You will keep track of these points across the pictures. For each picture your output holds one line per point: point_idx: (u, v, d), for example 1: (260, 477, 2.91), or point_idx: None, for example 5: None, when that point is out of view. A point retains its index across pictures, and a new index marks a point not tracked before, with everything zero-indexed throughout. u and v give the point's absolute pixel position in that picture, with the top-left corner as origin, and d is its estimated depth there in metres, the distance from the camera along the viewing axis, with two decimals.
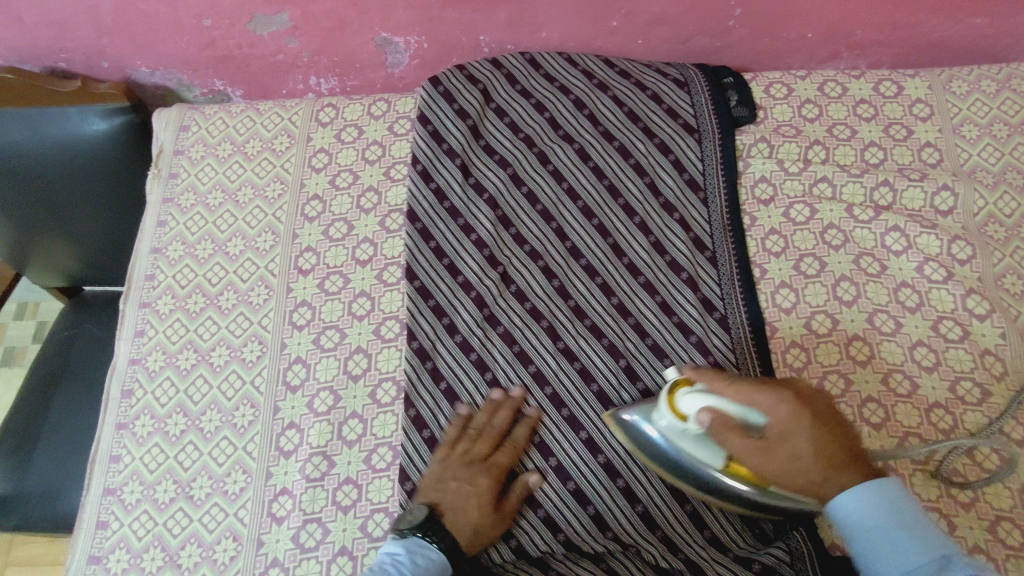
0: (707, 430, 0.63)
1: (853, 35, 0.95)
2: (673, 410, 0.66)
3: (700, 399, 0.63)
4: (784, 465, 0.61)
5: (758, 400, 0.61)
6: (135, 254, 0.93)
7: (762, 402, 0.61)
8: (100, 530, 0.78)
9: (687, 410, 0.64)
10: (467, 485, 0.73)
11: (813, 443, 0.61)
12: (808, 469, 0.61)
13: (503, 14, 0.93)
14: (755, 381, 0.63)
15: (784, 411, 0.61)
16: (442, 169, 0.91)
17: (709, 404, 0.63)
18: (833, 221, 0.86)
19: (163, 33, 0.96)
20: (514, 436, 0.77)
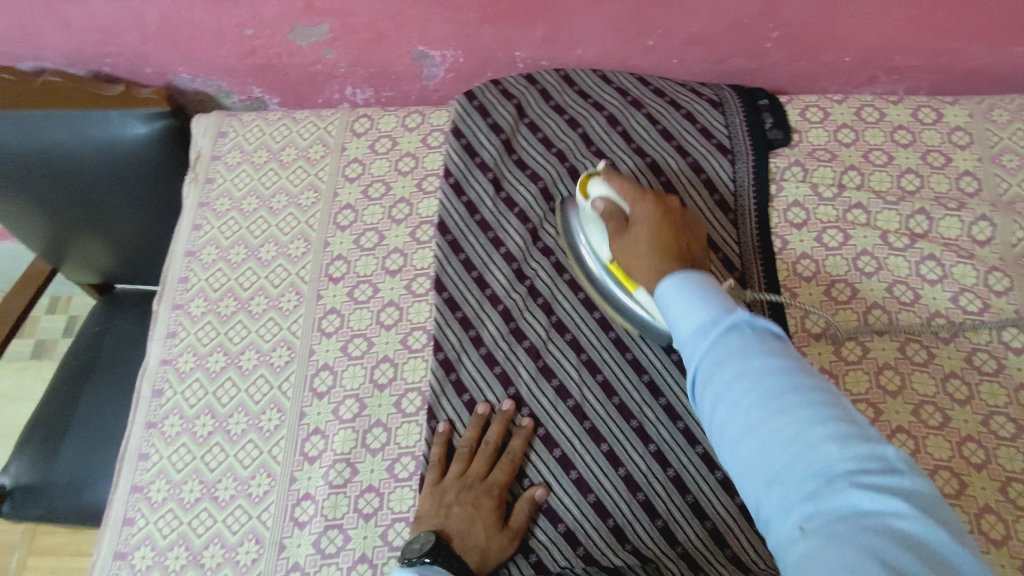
0: (602, 205, 0.76)
1: (891, 60, 0.95)
2: (581, 188, 0.80)
3: (602, 185, 0.76)
4: (629, 249, 0.72)
5: (632, 195, 0.74)
6: (170, 256, 0.94)
7: (632, 198, 0.73)
8: (126, 526, 0.79)
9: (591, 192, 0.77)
10: (467, 508, 0.73)
11: (654, 242, 0.69)
12: (646, 263, 0.69)
13: (539, 30, 0.94)
14: (637, 188, 0.74)
15: (646, 206, 0.72)
16: (474, 182, 0.92)
17: (604, 192, 0.76)
18: (867, 248, 0.85)
19: (206, 41, 0.99)
20: (510, 452, 0.77)
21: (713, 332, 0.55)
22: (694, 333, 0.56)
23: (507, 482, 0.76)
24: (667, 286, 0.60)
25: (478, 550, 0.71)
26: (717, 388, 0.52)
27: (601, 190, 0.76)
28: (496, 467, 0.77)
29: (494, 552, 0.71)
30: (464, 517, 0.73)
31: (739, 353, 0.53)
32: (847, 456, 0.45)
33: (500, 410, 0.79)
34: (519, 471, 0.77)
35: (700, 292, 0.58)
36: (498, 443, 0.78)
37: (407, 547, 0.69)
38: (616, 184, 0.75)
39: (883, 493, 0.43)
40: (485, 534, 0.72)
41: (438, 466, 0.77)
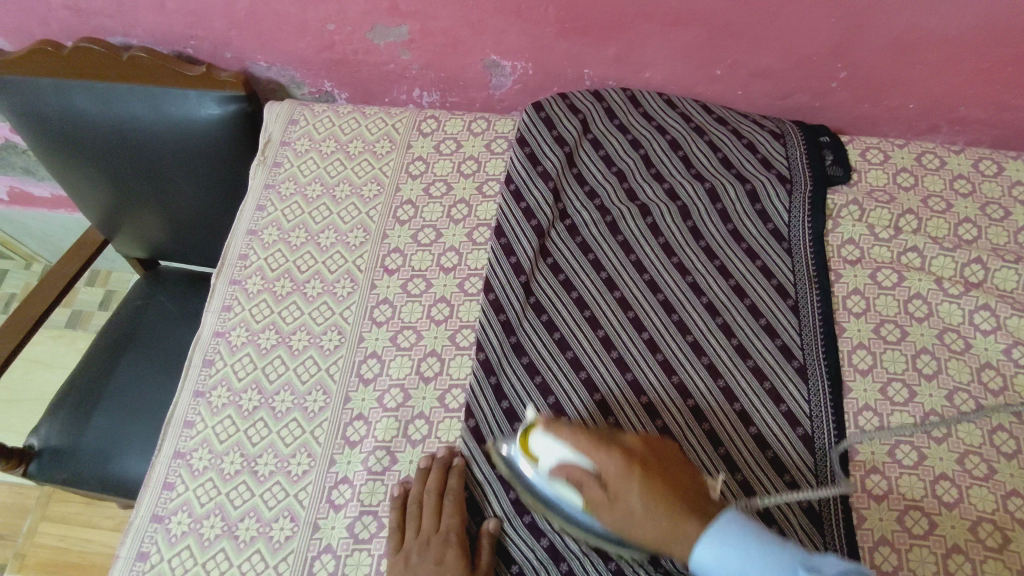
0: (562, 470, 0.67)
1: (955, 110, 0.96)
2: (525, 448, 0.70)
3: (552, 447, 0.67)
4: (625, 526, 0.63)
5: (597, 454, 0.65)
6: (232, 233, 0.97)
7: (597, 456, 0.65)
8: (165, 491, 0.80)
9: (539, 452, 0.69)
10: (429, 563, 0.70)
11: (651, 512, 0.62)
12: (653, 525, 0.62)
13: (610, 50, 0.96)
14: (595, 436, 0.67)
15: (615, 460, 0.64)
16: (533, 189, 0.94)
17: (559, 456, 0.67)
18: (921, 291, 0.85)
19: (288, 32, 1.02)
20: (452, 495, 0.74)
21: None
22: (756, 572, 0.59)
23: (461, 526, 0.74)
24: (711, 545, 0.61)
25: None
26: None
27: (549, 444, 0.68)
28: (445, 515, 0.74)
29: None
30: None
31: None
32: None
33: (440, 459, 0.77)
34: None
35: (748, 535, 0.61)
36: (439, 492, 0.74)
37: None
38: (568, 441, 0.67)
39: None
40: None
41: (396, 533, 0.74)
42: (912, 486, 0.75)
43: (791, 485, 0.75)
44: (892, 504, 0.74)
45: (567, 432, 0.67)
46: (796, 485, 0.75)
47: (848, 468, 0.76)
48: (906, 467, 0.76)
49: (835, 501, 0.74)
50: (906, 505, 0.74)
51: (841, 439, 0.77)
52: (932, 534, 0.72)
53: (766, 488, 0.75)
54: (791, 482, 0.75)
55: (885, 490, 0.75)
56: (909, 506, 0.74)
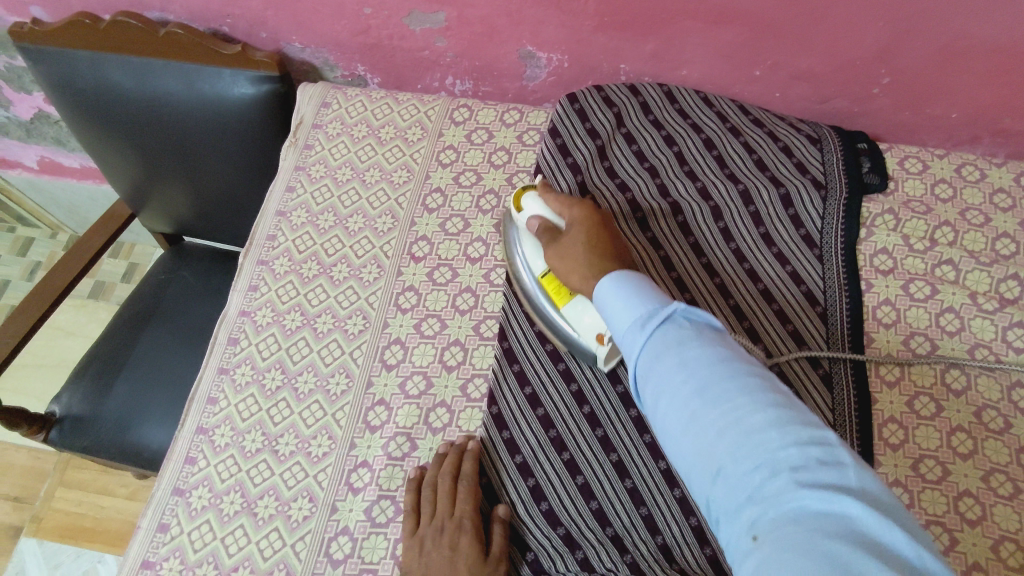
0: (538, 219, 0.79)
1: (997, 122, 0.94)
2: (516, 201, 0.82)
3: (535, 202, 0.80)
4: (564, 267, 0.74)
5: (563, 206, 0.78)
6: (261, 212, 0.97)
7: (563, 204, 0.78)
8: (187, 465, 0.81)
9: (525, 206, 0.81)
10: (444, 550, 0.70)
11: (593, 251, 0.72)
12: (578, 262, 0.72)
13: (649, 45, 0.95)
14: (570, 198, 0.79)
15: (585, 205, 0.77)
16: (563, 181, 0.93)
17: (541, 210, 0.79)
18: (953, 305, 0.84)
19: (325, 14, 1.02)
20: (465, 479, 0.74)
21: (649, 327, 0.58)
22: (633, 328, 0.59)
23: (475, 511, 0.73)
24: (608, 290, 0.64)
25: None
26: (658, 378, 0.55)
27: (534, 204, 0.80)
28: (459, 498, 0.73)
29: None
30: (443, 564, 0.69)
31: (672, 344, 0.56)
32: (789, 443, 0.47)
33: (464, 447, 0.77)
34: (573, 467, 0.75)
35: (637, 292, 0.62)
36: (453, 475, 0.74)
37: None
38: (549, 201, 0.79)
39: (834, 493, 0.43)
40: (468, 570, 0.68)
41: (413, 515, 0.74)
42: (935, 501, 0.74)
43: None
44: (914, 518, 0.73)
45: (553, 191, 0.80)
46: None
47: None
48: (930, 482, 0.75)
49: None
50: (927, 520, 0.73)
51: (865, 452, 0.76)
52: (952, 550, 0.71)
53: None
54: None
55: (907, 504, 0.74)
56: (930, 522, 0.73)
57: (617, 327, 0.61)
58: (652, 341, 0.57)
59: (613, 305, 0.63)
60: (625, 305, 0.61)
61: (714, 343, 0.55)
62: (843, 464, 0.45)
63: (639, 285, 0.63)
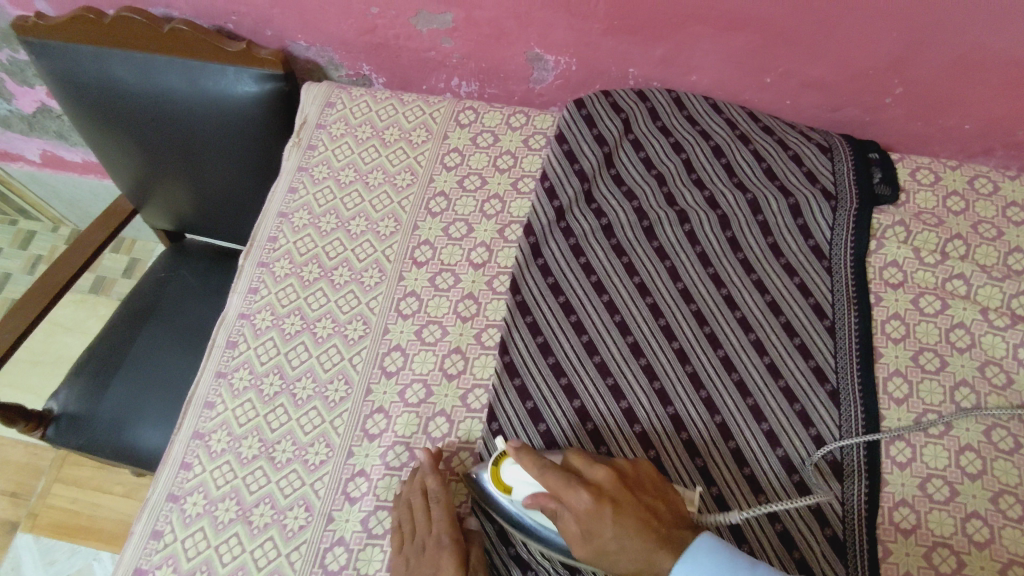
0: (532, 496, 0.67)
1: (1013, 134, 0.92)
2: (496, 480, 0.70)
3: (523, 476, 0.68)
4: (600, 555, 0.63)
5: (567, 472, 0.66)
6: (262, 213, 0.96)
7: (562, 488, 0.64)
8: (183, 470, 0.80)
9: (511, 482, 0.69)
10: (425, 564, 0.69)
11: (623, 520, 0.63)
12: (635, 552, 0.62)
13: (659, 51, 0.94)
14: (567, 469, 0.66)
15: (583, 495, 0.63)
16: (568, 187, 0.92)
17: (531, 484, 0.68)
18: (964, 320, 0.82)
19: (330, 12, 1.00)
20: (434, 492, 0.73)
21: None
22: None
23: (451, 529, 0.71)
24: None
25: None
26: None
27: (518, 474, 0.68)
28: (435, 518, 0.72)
29: None
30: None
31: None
32: None
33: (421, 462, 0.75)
34: None
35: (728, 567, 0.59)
36: (422, 496, 0.73)
37: None
38: (536, 478, 0.65)
39: None
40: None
41: (396, 534, 0.72)
42: (942, 522, 0.72)
43: (816, 512, 0.73)
44: (920, 539, 0.72)
45: (537, 466, 0.66)
46: (823, 513, 0.73)
47: (878, 498, 0.73)
48: (937, 502, 0.73)
49: (862, 533, 0.72)
50: (934, 541, 0.72)
51: (872, 468, 0.75)
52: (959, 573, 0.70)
53: (790, 513, 0.73)
54: (816, 509, 0.73)
55: (913, 524, 0.73)
56: (937, 543, 0.72)
57: None
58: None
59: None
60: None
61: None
62: None
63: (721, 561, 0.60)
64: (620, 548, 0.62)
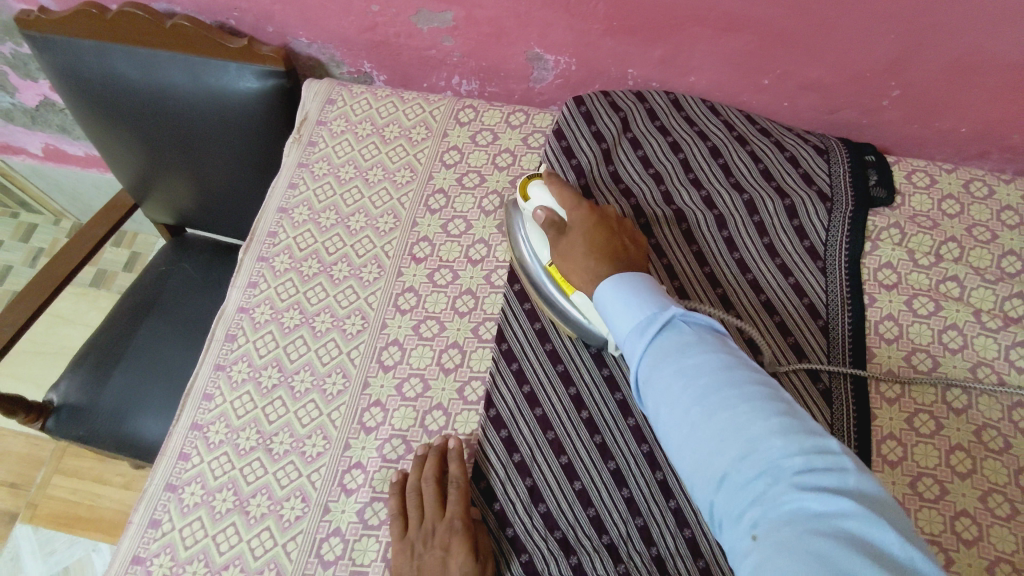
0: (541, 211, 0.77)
1: (1008, 138, 0.93)
2: (522, 191, 0.81)
3: (543, 194, 0.79)
4: (567, 256, 0.74)
5: (568, 199, 0.76)
6: (263, 208, 0.97)
7: (570, 202, 0.76)
8: (181, 461, 0.81)
9: (533, 195, 0.80)
10: (437, 552, 0.69)
11: (588, 247, 0.73)
12: (586, 264, 0.72)
13: (658, 51, 0.95)
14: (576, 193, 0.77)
15: (583, 211, 0.75)
16: (567, 183, 0.93)
17: (546, 202, 0.78)
18: (957, 322, 0.83)
19: (332, 10, 1.01)
20: (454, 478, 0.74)
21: (649, 333, 0.60)
22: (631, 332, 0.62)
23: (466, 512, 0.72)
24: (608, 290, 0.66)
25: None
26: (656, 387, 0.57)
27: (542, 194, 0.79)
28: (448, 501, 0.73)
29: None
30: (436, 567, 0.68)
31: (679, 351, 0.58)
32: (791, 451, 0.49)
33: (438, 446, 0.77)
34: (571, 473, 0.74)
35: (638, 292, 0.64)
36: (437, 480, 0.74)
37: None
38: (558, 194, 0.77)
39: (833, 494, 0.46)
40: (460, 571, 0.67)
41: (400, 521, 0.73)
42: (932, 520, 0.73)
43: None
44: None
45: (567, 200, 0.76)
46: None
47: None
48: (927, 501, 0.74)
49: None
50: (923, 539, 0.72)
51: (863, 468, 0.76)
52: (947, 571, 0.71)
53: None
54: None
55: None
56: (926, 541, 0.72)
57: (612, 322, 0.65)
58: (652, 346, 0.60)
59: (613, 302, 0.65)
60: (624, 302, 0.64)
61: (715, 350, 0.57)
62: (850, 472, 0.48)
63: (646, 290, 0.65)
64: (580, 271, 0.72)
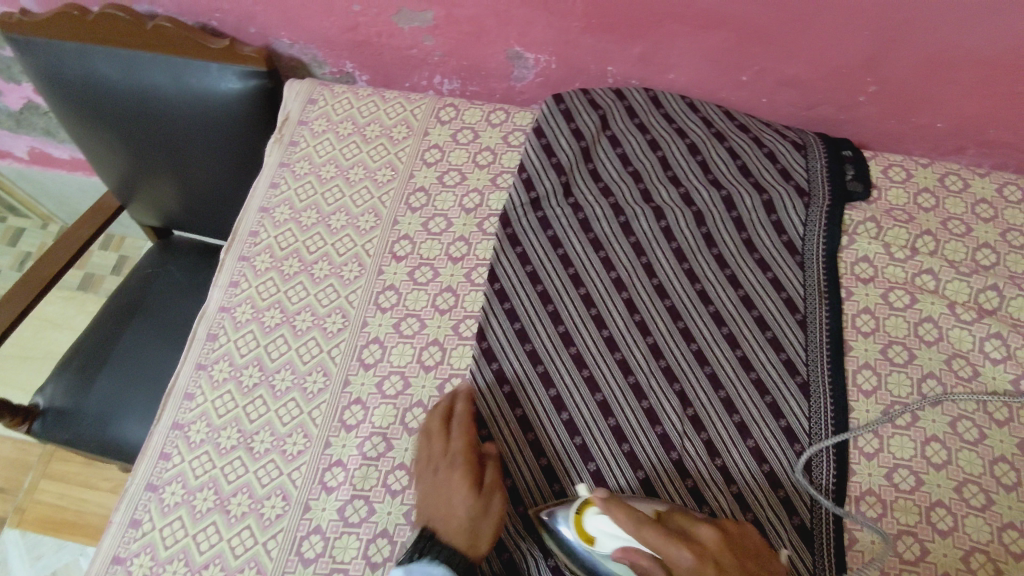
0: (613, 547, 0.65)
1: (983, 133, 0.94)
2: (577, 526, 0.68)
3: (604, 527, 0.66)
4: None
5: (642, 529, 0.64)
6: (244, 208, 0.97)
7: (659, 547, 0.63)
8: (162, 460, 0.81)
9: (591, 530, 0.67)
10: (442, 487, 0.73)
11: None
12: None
13: (636, 49, 0.95)
14: (635, 515, 0.65)
15: (684, 555, 0.63)
16: (546, 180, 0.93)
17: (615, 539, 0.65)
18: (932, 315, 0.84)
19: (313, 10, 1.02)
20: (457, 420, 0.76)
21: None
22: None
23: (468, 449, 0.75)
24: None
25: (467, 529, 0.70)
26: None
27: (605, 526, 0.66)
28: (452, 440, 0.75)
29: (477, 518, 0.71)
30: (443, 501, 0.72)
31: None
32: None
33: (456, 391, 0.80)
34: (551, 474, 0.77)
35: None
36: (445, 419, 0.76)
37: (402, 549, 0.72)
38: (628, 530, 0.64)
39: None
40: (462, 501, 0.71)
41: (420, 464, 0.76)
42: (907, 510, 0.74)
43: (786, 502, 0.75)
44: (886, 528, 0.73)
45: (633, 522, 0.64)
46: (791, 503, 0.75)
47: (846, 487, 0.75)
48: (903, 491, 0.75)
49: (828, 524, 0.74)
50: (899, 529, 0.73)
51: (840, 459, 0.76)
52: (922, 560, 0.72)
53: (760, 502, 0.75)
54: (785, 499, 0.75)
55: (879, 513, 0.74)
56: (902, 531, 0.73)
57: None
58: None
59: None
60: None
61: None
62: None
63: None
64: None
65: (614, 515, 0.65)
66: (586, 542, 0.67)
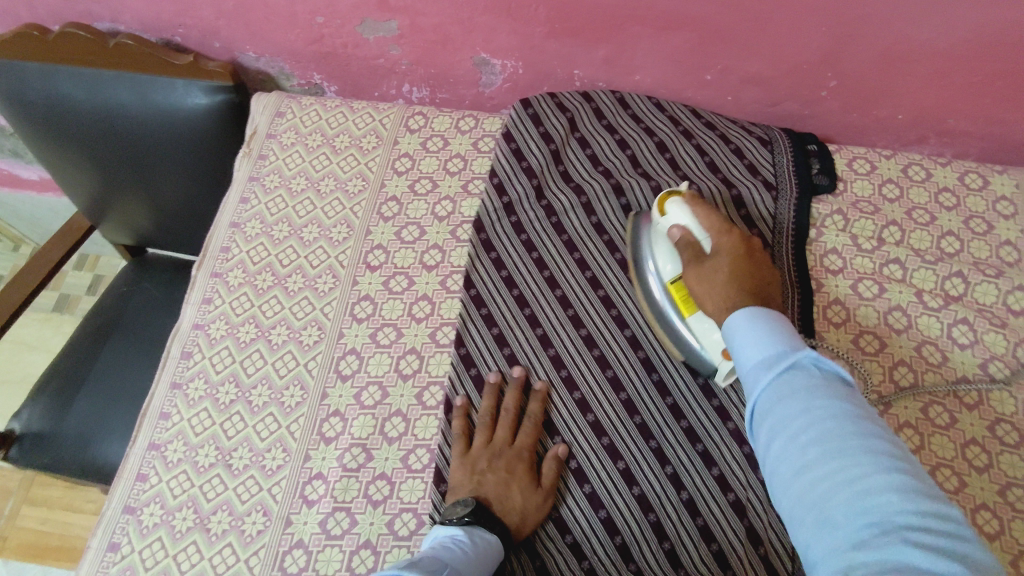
0: (678, 229, 0.77)
1: (943, 123, 0.95)
2: (658, 205, 0.81)
3: (681, 211, 0.78)
4: (705, 283, 0.73)
5: (708, 222, 0.76)
6: (215, 224, 0.96)
7: (715, 232, 0.75)
8: (139, 482, 0.80)
9: (669, 210, 0.79)
10: (500, 473, 0.75)
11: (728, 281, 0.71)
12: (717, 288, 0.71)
13: (601, 52, 0.96)
14: (722, 220, 0.76)
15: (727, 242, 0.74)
16: (517, 184, 0.94)
17: (683, 220, 0.77)
18: (901, 303, 0.85)
19: (277, 23, 1.01)
20: (531, 413, 0.80)
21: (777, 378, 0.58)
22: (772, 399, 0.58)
23: (533, 445, 0.78)
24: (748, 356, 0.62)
25: (517, 512, 0.73)
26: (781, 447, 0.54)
27: (680, 209, 0.78)
28: (521, 432, 0.79)
29: (531, 511, 0.74)
30: (498, 484, 0.75)
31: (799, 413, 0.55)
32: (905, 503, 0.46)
33: (512, 379, 0.82)
34: None
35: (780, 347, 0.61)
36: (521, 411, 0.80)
37: (449, 510, 0.72)
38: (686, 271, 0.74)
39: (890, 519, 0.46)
40: (521, 494, 0.74)
41: (462, 440, 0.78)
42: None
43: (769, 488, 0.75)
44: None
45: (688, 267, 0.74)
46: None
47: None
48: None
49: None
50: None
51: None
52: None
53: (741, 483, 0.75)
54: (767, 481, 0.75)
55: None
56: None
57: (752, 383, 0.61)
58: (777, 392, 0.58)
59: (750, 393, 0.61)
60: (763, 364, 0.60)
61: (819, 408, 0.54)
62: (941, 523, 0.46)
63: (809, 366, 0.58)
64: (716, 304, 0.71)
65: (694, 205, 0.77)
66: (661, 217, 0.80)
